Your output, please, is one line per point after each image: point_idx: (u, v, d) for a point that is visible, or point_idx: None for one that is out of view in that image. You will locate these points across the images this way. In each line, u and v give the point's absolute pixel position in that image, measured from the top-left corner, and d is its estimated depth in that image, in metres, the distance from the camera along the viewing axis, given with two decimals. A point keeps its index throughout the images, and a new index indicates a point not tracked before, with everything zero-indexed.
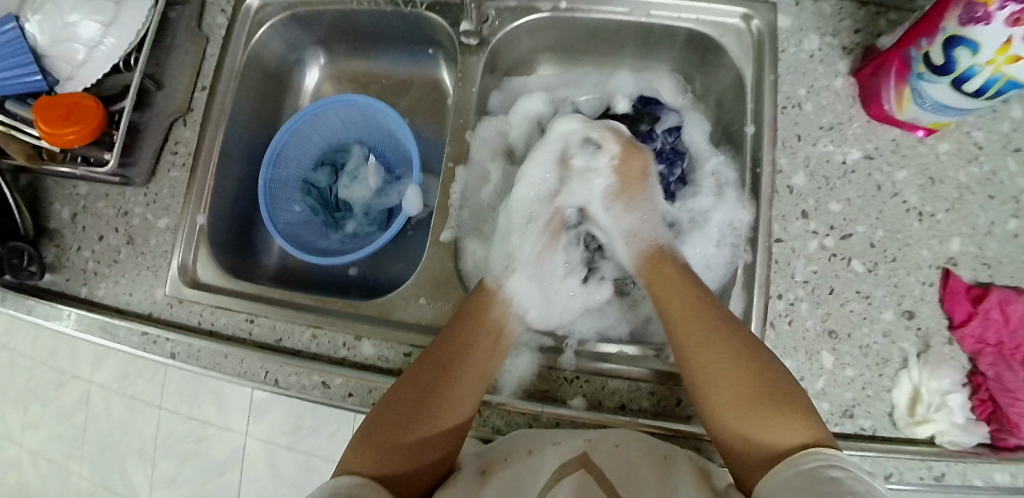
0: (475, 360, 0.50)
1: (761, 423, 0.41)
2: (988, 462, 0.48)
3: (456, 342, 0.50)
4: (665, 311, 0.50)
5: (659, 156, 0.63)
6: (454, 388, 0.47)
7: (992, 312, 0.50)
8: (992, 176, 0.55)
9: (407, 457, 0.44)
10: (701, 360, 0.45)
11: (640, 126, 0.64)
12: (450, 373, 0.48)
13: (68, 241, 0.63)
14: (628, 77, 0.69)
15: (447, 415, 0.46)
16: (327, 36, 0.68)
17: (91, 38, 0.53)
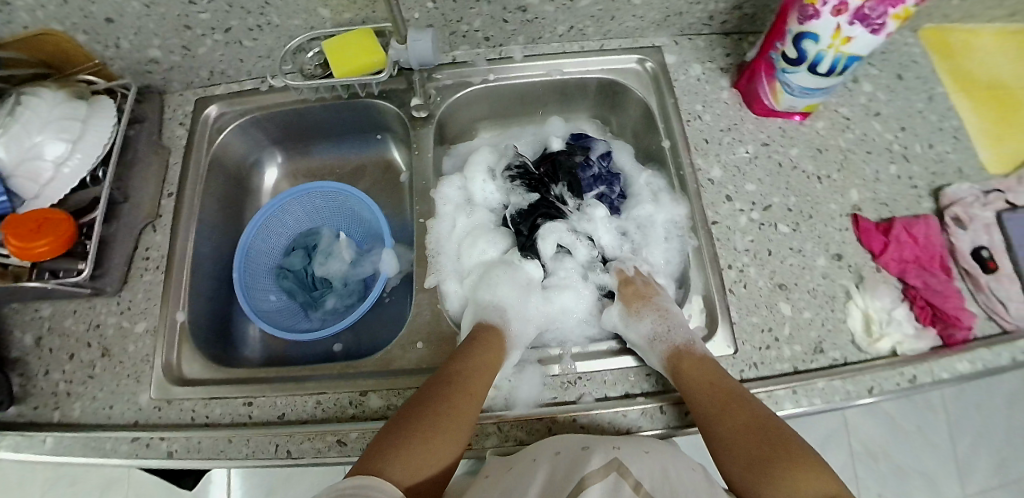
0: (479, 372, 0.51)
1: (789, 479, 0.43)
2: (947, 356, 0.54)
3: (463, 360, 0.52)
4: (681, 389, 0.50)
5: (599, 179, 0.69)
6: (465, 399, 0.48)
7: (902, 236, 0.59)
8: (864, 137, 0.67)
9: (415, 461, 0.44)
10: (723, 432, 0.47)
11: (575, 158, 0.69)
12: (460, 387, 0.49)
13: (33, 367, 0.59)
14: (559, 120, 0.77)
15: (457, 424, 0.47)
16: (282, 136, 0.74)
17: (60, 155, 0.55)
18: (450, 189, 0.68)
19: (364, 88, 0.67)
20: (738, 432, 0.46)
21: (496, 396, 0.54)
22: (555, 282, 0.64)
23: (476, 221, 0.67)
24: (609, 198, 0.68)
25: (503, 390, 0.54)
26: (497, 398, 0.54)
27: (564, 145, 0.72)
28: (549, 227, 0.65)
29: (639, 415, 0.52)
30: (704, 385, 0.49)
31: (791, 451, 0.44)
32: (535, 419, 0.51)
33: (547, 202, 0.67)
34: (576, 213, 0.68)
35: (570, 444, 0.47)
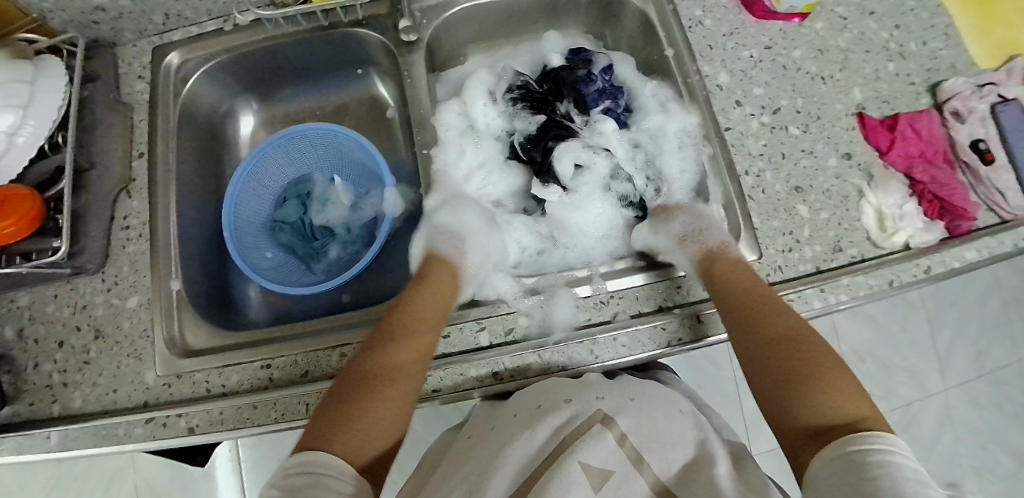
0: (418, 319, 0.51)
1: (815, 401, 0.42)
2: (956, 246, 0.55)
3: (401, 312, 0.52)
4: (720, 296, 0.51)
5: (604, 93, 0.66)
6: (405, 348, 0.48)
7: (907, 132, 0.59)
8: (863, 36, 0.65)
9: (360, 425, 0.43)
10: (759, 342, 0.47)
11: (578, 72, 0.66)
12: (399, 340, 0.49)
13: (19, 363, 0.55)
14: (557, 36, 0.73)
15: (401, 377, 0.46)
16: (254, 82, 0.68)
17: (11, 124, 0.49)
18: (449, 117, 0.65)
19: (348, 14, 0.62)
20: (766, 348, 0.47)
21: (530, 325, 0.52)
22: (574, 201, 0.64)
23: (486, 152, 0.67)
24: (615, 111, 0.66)
25: (536, 319, 0.52)
26: (531, 326, 0.52)
27: (565, 61, 0.69)
28: (564, 146, 0.64)
29: (677, 327, 0.52)
30: (749, 295, 0.50)
31: (830, 376, 0.44)
32: (576, 343, 0.50)
33: (555, 120, 0.66)
34: (586, 129, 0.66)
35: (555, 395, 0.48)
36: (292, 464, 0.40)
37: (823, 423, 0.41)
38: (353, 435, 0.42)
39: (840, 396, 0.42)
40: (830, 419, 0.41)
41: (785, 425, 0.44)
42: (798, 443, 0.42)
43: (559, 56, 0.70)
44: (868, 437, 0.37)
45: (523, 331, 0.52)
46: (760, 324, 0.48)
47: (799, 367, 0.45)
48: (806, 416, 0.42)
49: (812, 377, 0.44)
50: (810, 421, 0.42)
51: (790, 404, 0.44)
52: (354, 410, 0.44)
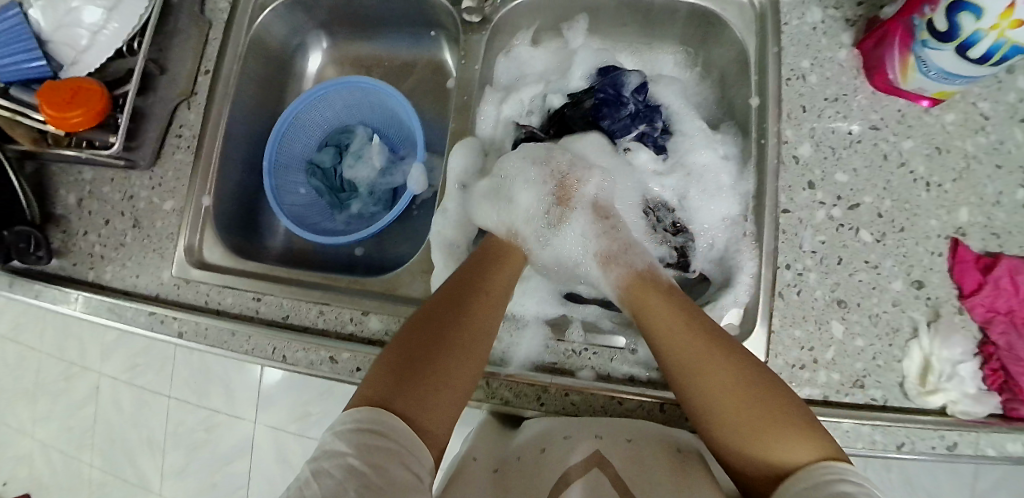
0: (494, 295, 0.49)
1: (778, 445, 0.38)
2: (1000, 432, 0.47)
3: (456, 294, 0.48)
4: (647, 331, 0.48)
5: (637, 118, 0.61)
6: (480, 323, 0.46)
7: (1002, 281, 0.49)
8: (998, 147, 0.53)
9: (439, 392, 0.41)
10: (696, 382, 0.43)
11: (584, 106, 0.62)
12: (478, 312, 0.47)
13: (74, 226, 0.63)
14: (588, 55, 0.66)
15: (475, 348, 0.45)
16: (329, 19, 0.70)
17: (95, 22, 0.55)
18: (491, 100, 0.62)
19: None
20: (719, 396, 0.41)
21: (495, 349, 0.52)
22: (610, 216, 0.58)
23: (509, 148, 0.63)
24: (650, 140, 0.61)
25: (502, 344, 0.52)
26: (496, 350, 0.52)
27: (566, 98, 0.64)
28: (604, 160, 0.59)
29: (636, 406, 0.48)
30: (675, 333, 0.45)
31: (778, 413, 0.39)
32: (527, 384, 0.49)
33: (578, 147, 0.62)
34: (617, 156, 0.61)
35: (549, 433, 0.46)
36: (366, 423, 0.38)
37: (787, 469, 0.38)
38: (433, 403, 0.41)
39: (786, 432, 0.38)
40: (786, 465, 0.38)
41: (733, 459, 0.41)
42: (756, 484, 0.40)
43: (559, 93, 0.65)
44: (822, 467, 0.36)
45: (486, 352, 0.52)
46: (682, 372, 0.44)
47: (739, 419, 0.40)
48: (763, 460, 0.39)
49: (754, 420, 0.40)
50: (769, 466, 0.39)
51: (740, 441, 0.40)
52: (428, 374, 0.42)
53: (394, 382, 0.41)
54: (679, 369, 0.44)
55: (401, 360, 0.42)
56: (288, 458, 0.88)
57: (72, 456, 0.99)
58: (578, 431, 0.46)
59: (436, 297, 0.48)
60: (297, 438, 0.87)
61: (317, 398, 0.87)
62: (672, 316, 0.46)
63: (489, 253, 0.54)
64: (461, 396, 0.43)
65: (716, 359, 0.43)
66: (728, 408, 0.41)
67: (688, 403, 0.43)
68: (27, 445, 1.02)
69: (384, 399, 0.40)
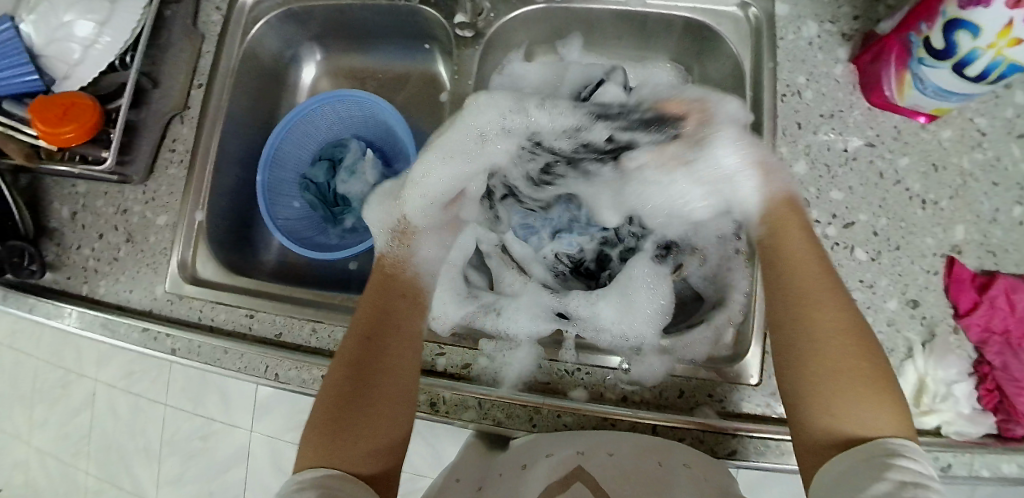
0: (402, 327, 0.50)
1: (866, 411, 0.37)
2: (995, 452, 0.47)
3: (366, 331, 0.48)
4: (767, 249, 0.47)
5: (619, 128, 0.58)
6: (394, 356, 0.47)
7: (999, 300, 0.49)
8: (995, 163, 0.53)
9: (374, 441, 0.42)
10: (808, 315, 0.42)
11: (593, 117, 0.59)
12: (381, 343, 0.47)
13: (68, 240, 0.63)
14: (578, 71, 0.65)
15: (388, 385, 0.45)
16: (323, 31, 0.70)
17: (86, 36, 0.55)
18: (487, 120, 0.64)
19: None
20: (825, 329, 0.41)
21: (486, 368, 0.52)
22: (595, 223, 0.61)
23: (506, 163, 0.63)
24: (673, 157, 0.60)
25: (493, 364, 0.52)
26: (487, 370, 0.52)
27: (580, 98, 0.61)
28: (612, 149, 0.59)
29: (628, 427, 0.48)
30: (806, 261, 0.44)
31: (860, 379, 0.38)
32: (517, 404, 0.49)
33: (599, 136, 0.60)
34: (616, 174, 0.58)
35: (537, 451, 0.46)
36: (306, 478, 0.37)
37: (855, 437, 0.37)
38: (365, 446, 0.41)
39: (879, 403, 0.38)
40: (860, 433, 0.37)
41: (805, 411, 0.40)
42: (809, 443, 0.39)
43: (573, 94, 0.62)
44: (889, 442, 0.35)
45: (477, 372, 0.52)
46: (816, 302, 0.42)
47: (839, 367, 0.39)
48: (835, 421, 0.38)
49: (843, 389, 0.38)
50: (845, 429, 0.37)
51: (823, 401, 0.39)
52: (350, 422, 0.42)
53: (332, 443, 0.40)
54: (804, 301, 0.42)
55: (324, 416, 0.43)
56: (285, 466, 0.88)
57: (69, 463, 0.99)
58: (561, 447, 0.45)
59: (348, 344, 0.47)
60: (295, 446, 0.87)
61: (313, 407, 0.87)
62: (807, 236, 0.45)
63: (385, 280, 0.53)
64: (395, 436, 0.44)
65: (837, 303, 0.42)
66: (828, 353, 0.40)
67: (800, 322, 0.42)
68: (25, 450, 1.03)
69: (316, 455, 0.40)
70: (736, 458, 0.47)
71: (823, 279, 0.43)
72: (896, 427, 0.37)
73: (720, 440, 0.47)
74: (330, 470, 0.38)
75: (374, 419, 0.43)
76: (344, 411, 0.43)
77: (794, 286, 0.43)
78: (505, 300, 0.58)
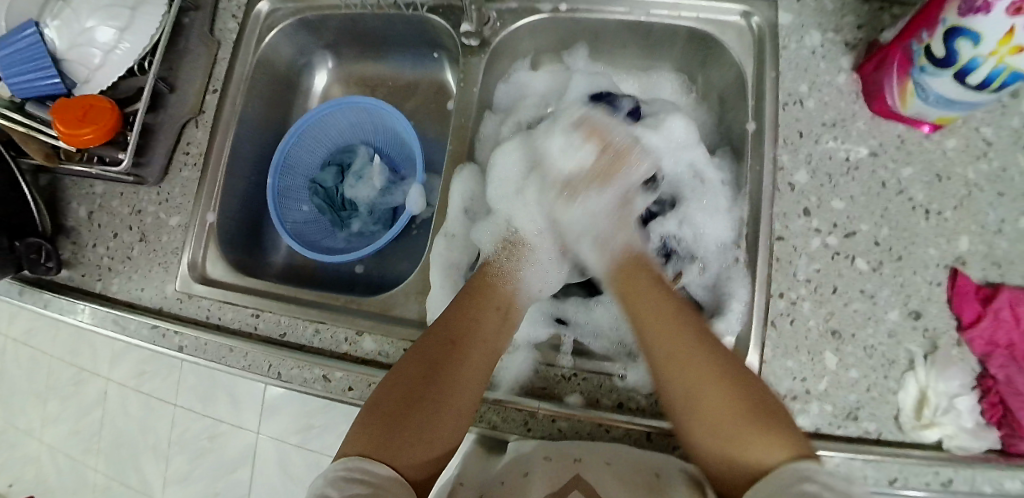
0: (484, 340, 0.51)
1: (747, 441, 0.40)
2: (998, 469, 0.47)
3: (451, 337, 0.49)
4: (626, 306, 0.52)
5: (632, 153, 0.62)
6: (470, 371, 0.48)
7: (1002, 312, 0.48)
8: (1001, 173, 0.52)
9: (426, 448, 0.44)
10: (663, 346, 0.47)
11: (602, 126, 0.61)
12: (460, 353, 0.49)
13: (84, 238, 0.65)
14: (583, 79, 0.66)
15: (456, 394, 0.46)
16: (335, 40, 0.72)
17: (107, 42, 0.57)
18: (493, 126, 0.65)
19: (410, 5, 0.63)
20: (676, 364, 0.45)
21: None
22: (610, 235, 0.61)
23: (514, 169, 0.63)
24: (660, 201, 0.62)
25: None
26: None
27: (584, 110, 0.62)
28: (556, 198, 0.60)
29: (623, 433, 0.49)
30: (657, 306, 0.50)
31: (743, 416, 0.41)
32: (514, 408, 0.50)
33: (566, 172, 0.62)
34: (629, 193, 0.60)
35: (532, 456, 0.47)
36: (357, 469, 0.40)
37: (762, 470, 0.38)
38: (418, 453, 0.43)
39: (760, 431, 0.40)
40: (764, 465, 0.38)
41: (703, 450, 0.42)
42: (733, 486, 0.40)
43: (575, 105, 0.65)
44: (786, 469, 0.37)
45: None
46: (664, 346, 0.47)
47: (709, 403, 0.43)
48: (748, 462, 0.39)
49: (730, 419, 0.41)
50: (747, 465, 0.39)
51: (718, 443, 0.41)
52: (410, 426, 0.44)
53: (389, 439, 0.42)
54: (658, 340, 0.48)
55: (382, 409, 0.45)
56: (290, 468, 0.89)
57: (80, 460, 1.01)
58: (559, 454, 0.46)
59: (428, 344, 0.49)
60: (299, 448, 0.88)
61: (318, 409, 0.88)
62: (654, 285, 0.51)
63: (478, 292, 0.54)
64: (448, 446, 0.46)
65: (695, 344, 0.46)
66: (688, 377, 0.44)
67: (670, 358, 0.46)
68: (38, 446, 1.05)
69: (371, 447, 0.42)
70: None
71: (668, 324, 0.48)
72: (778, 452, 0.38)
73: None
74: (384, 468, 0.40)
75: (435, 424, 0.45)
76: (408, 410, 0.44)
77: (647, 328, 0.49)
78: None
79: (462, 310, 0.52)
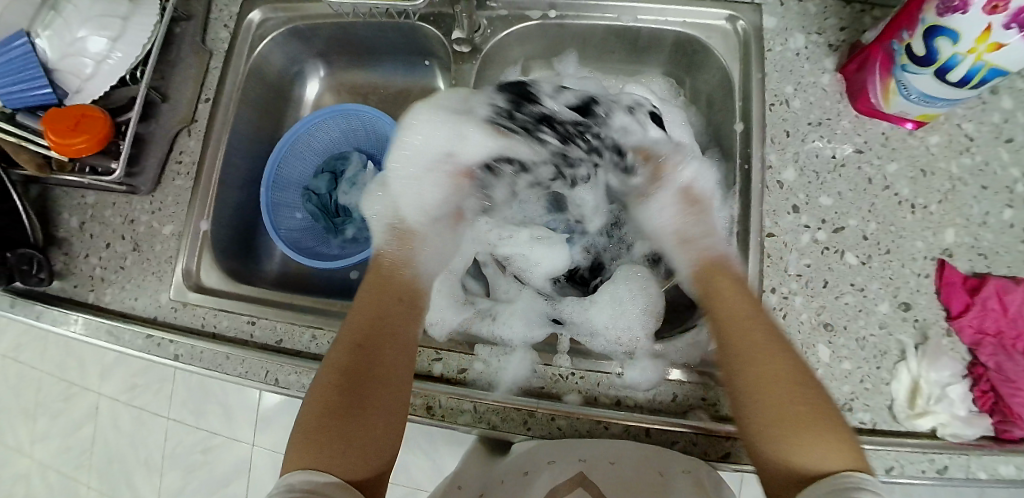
0: (391, 334, 0.50)
1: (812, 450, 0.39)
2: (991, 454, 0.47)
3: (360, 339, 0.48)
4: (708, 306, 0.50)
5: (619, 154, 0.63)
6: (382, 367, 0.47)
7: (990, 302, 0.49)
8: (984, 167, 0.53)
9: (361, 448, 0.43)
10: (750, 350, 0.45)
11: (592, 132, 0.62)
12: (382, 356, 0.48)
13: (75, 249, 0.65)
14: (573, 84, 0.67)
15: (377, 392, 0.46)
16: (326, 49, 0.73)
17: (99, 52, 0.57)
18: None
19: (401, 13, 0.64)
20: (767, 388, 0.43)
21: (483, 373, 0.52)
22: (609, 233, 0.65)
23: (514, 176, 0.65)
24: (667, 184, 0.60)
25: (489, 369, 0.52)
26: (483, 375, 0.52)
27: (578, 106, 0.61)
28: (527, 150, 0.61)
29: (621, 431, 0.49)
30: (737, 297, 0.48)
31: (811, 424, 0.40)
32: (513, 408, 0.50)
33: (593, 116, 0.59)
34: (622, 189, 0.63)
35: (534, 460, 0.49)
36: (300, 482, 0.38)
37: (811, 474, 0.38)
38: (354, 455, 0.42)
39: (823, 439, 0.39)
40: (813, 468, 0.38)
41: (766, 455, 0.41)
42: (778, 485, 0.40)
43: None
44: (844, 476, 0.36)
45: (473, 377, 0.53)
46: (759, 354, 0.44)
47: (784, 419, 0.41)
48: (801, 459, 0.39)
49: (800, 432, 0.40)
50: (801, 469, 0.39)
51: (776, 451, 0.41)
52: (342, 431, 0.43)
53: (317, 449, 0.41)
54: (736, 349, 0.46)
55: (308, 426, 0.43)
56: None
57: (71, 476, 1.00)
58: (563, 455, 0.48)
59: (336, 353, 0.47)
60: None
61: None
62: (738, 288, 0.49)
63: (377, 289, 0.53)
64: (385, 443, 0.45)
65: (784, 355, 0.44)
66: (768, 370, 0.43)
67: (754, 370, 0.44)
68: (28, 463, 1.03)
69: (307, 460, 0.40)
70: (730, 461, 0.48)
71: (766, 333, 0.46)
72: (847, 459, 0.38)
73: (714, 443, 0.48)
74: (327, 475, 0.39)
75: (365, 425, 0.44)
76: (334, 419, 0.43)
77: (728, 335, 0.47)
78: (500, 306, 0.60)
79: (365, 308, 0.51)
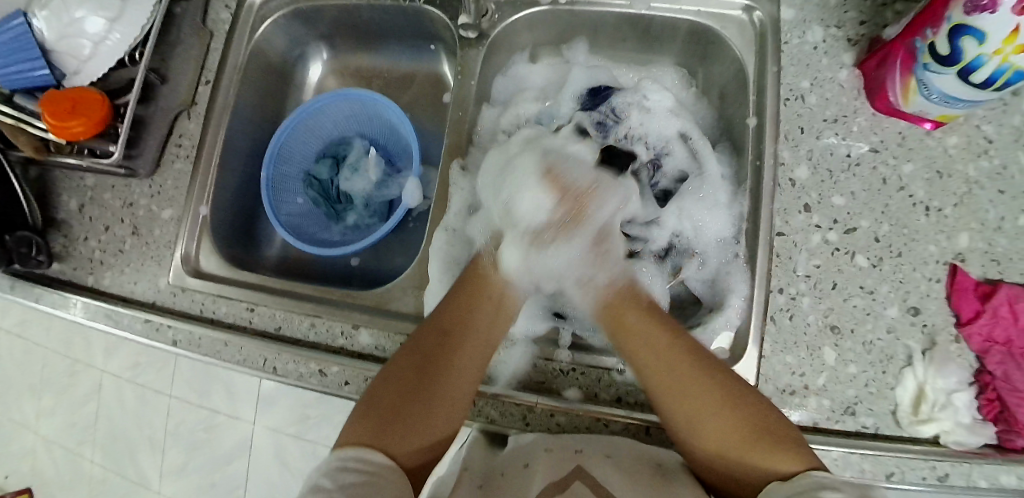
0: (478, 333, 0.51)
1: (765, 459, 0.39)
2: (994, 463, 0.47)
3: (447, 328, 0.50)
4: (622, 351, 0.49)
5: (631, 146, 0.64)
6: (461, 356, 0.48)
7: (1001, 309, 0.48)
8: (1002, 170, 0.52)
9: (420, 434, 0.44)
10: (660, 370, 0.46)
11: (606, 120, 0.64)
12: (455, 346, 0.49)
13: (75, 231, 0.64)
14: (582, 73, 0.66)
15: (455, 382, 0.47)
16: (330, 30, 0.71)
17: (97, 33, 0.56)
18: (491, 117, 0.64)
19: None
20: (692, 407, 0.44)
21: None
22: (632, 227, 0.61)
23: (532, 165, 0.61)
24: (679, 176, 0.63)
25: None
26: None
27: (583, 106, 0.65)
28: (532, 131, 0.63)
29: (622, 428, 0.48)
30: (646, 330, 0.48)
31: (758, 434, 0.41)
32: (511, 402, 0.50)
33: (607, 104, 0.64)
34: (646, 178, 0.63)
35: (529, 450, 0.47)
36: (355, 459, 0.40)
37: (775, 475, 0.39)
38: (413, 437, 0.43)
39: (770, 447, 0.40)
40: (773, 476, 0.39)
41: (723, 472, 0.43)
42: (750, 487, 0.41)
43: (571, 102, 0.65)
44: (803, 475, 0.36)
45: None
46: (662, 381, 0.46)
47: (728, 433, 0.42)
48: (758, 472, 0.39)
49: (743, 442, 0.41)
50: (763, 474, 0.40)
51: (737, 461, 0.42)
52: (409, 412, 0.44)
53: (381, 425, 0.43)
54: (660, 388, 0.46)
55: (378, 400, 0.44)
56: (287, 460, 0.89)
57: (74, 452, 1.01)
58: (559, 445, 0.46)
59: (421, 338, 0.49)
60: (296, 441, 0.88)
61: (315, 402, 0.88)
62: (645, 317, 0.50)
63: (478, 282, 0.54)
64: (446, 431, 0.46)
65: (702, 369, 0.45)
66: (693, 387, 0.44)
67: (667, 389, 0.45)
68: (32, 438, 1.04)
69: (370, 434, 0.42)
70: None
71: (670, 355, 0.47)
72: (795, 461, 0.38)
73: None
74: (380, 455, 0.41)
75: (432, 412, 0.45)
76: (401, 399, 0.44)
77: (639, 360, 0.48)
78: None
79: (453, 298, 0.52)
